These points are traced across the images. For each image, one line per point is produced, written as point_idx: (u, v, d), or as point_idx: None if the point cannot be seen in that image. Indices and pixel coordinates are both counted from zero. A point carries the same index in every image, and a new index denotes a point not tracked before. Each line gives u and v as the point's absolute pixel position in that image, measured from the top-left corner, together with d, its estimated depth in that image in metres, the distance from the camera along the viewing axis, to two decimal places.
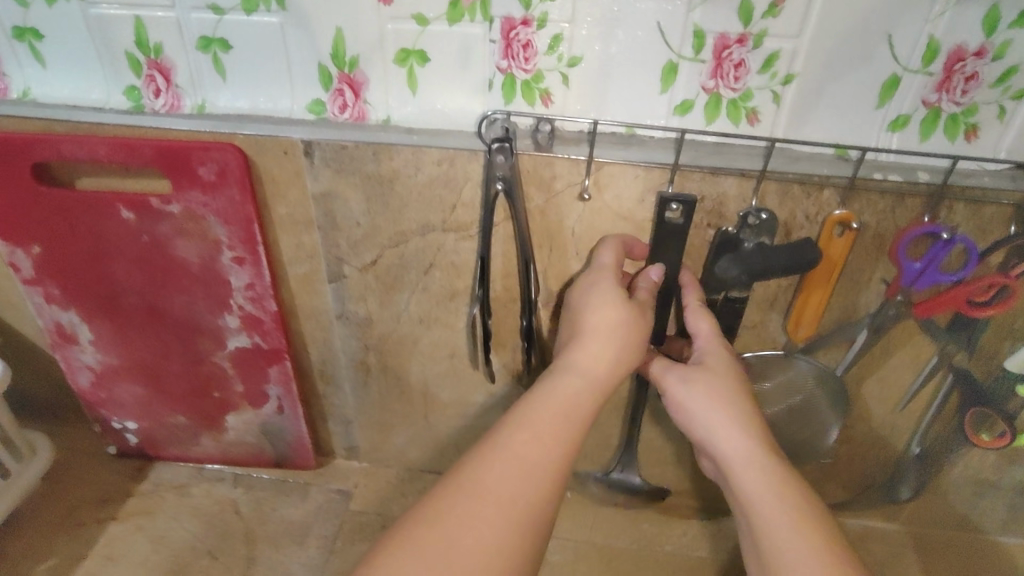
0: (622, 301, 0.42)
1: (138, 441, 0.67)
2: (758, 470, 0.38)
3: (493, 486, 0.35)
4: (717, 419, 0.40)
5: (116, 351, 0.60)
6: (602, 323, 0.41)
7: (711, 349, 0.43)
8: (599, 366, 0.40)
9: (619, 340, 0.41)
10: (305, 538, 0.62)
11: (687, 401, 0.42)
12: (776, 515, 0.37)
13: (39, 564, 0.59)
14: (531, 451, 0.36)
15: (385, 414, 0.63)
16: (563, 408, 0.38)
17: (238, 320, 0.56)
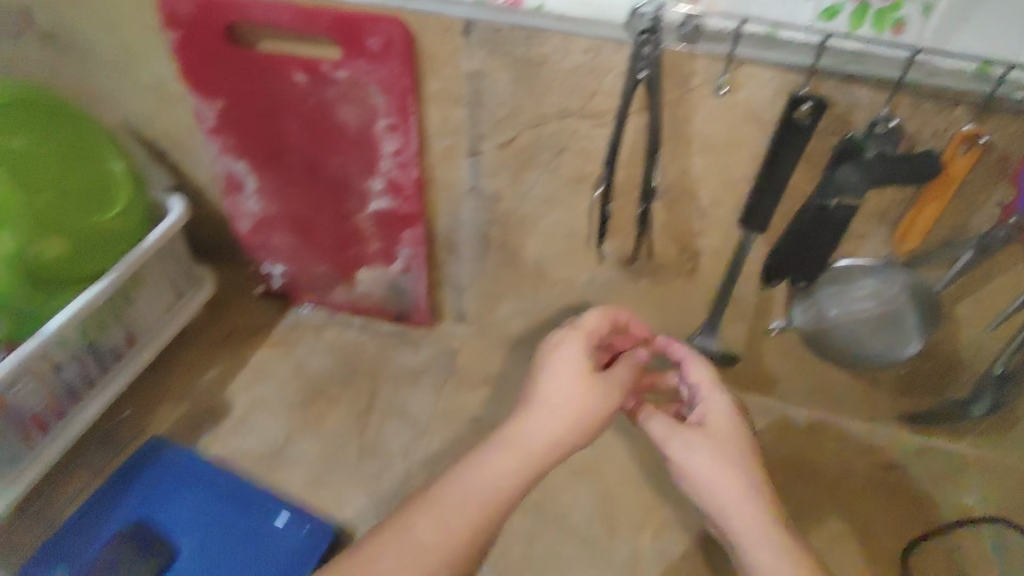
0: (585, 382, 0.49)
1: (283, 284, 0.78)
2: (749, 511, 0.47)
3: (444, 513, 0.46)
4: (718, 469, 0.48)
5: (275, 202, 0.70)
6: (554, 395, 0.49)
7: (714, 407, 0.52)
8: (558, 432, 0.48)
9: (563, 425, 0.48)
10: (419, 380, 0.72)
11: (690, 464, 0.49)
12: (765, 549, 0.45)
13: (204, 375, 0.71)
14: (485, 494, 0.47)
15: (497, 284, 0.70)
16: (493, 484, 0.47)
17: (383, 184, 0.64)
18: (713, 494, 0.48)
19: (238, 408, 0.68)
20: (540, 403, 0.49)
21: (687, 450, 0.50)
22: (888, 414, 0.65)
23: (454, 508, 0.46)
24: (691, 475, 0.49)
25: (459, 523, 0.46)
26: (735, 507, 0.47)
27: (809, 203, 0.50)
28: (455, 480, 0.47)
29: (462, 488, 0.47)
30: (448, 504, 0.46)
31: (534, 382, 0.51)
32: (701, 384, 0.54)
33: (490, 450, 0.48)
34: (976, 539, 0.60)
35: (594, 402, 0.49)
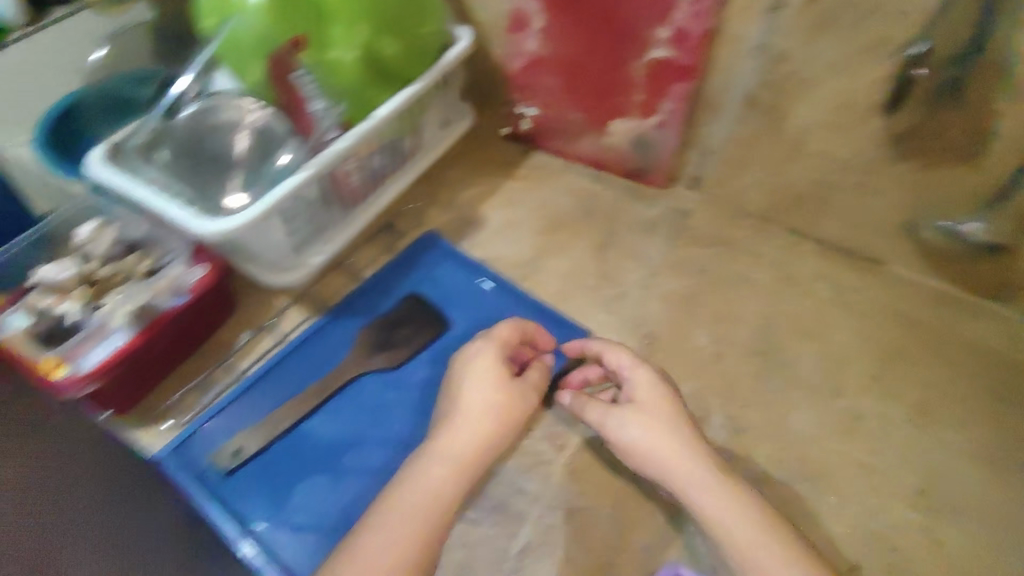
0: (501, 382, 0.55)
1: (532, 127, 0.84)
2: (704, 480, 0.50)
3: (412, 506, 0.48)
4: (659, 440, 0.51)
5: (553, 42, 0.74)
6: (473, 405, 0.53)
7: (638, 378, 0.55)
8: (479, 424, 0.53)
9: (492, 420, 0.53)
10: (654, 231, 0.77)
11: (631, 437, 0.52)
12: (720, 500, 0.49)
13: (462, 193, 0.80)
14: (435, 481, 0.50)
15: (748, 150, 0.72)
16: (439, 484, 0.50)
17: (669, 33, 0.66)
18: (664, 465, 0.51)
19: (493, 223, 0.77)
20: (460, 412, 0.53)
21: (627, 431, 0.52)
22: None
23: (407, 494, 0.49)
24: (635, 450, 0.52)
25: (422, 511, 0.48)
26: (683, 467, 0.50)
27: None
28: (402, 484, 0.50)
29: (401, 482, 0.50)
30: (399, 489, 0.50)
31: (456, 386, 0.55)
32: (622, 366, 0.56)
33: (424, 454, 0.52)
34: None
35: (501, 381, 0.55)
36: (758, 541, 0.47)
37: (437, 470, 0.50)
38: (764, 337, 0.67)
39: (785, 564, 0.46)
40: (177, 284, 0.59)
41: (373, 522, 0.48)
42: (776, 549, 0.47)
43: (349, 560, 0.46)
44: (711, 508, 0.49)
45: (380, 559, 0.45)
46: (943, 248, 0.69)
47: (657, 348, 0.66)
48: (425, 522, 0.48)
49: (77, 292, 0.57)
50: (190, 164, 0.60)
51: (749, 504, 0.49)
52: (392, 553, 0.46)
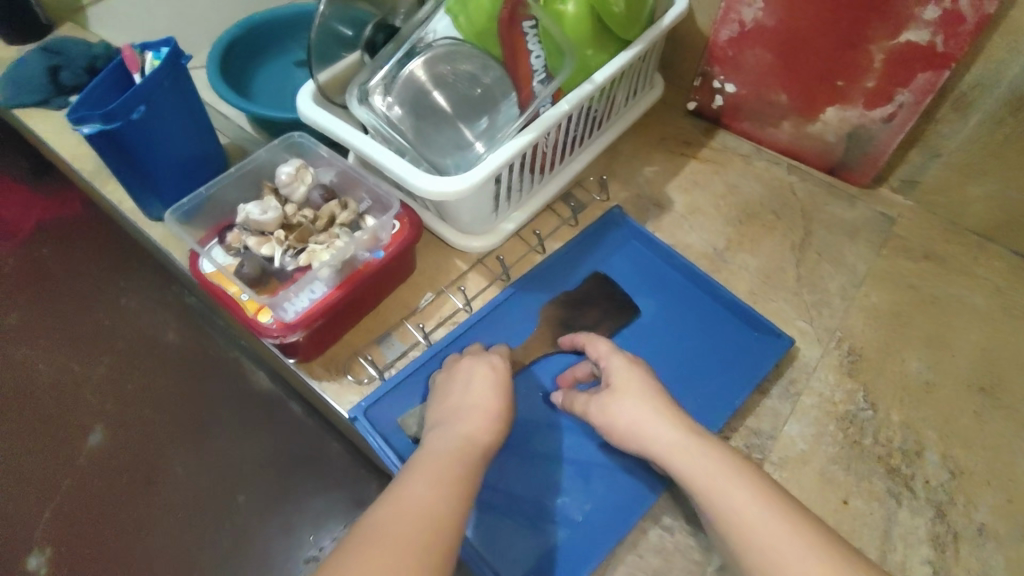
0: (495, 377, 0.52)
1: (723, 105, 0.77)
2: (680, 445, 0.46)
3: (418, 480, 0.42)
4: (658, 419, 0.47)
5: (780, 13, 0.66)
6: (477, 402, 0.49)
7: (614, 363, 0.52)
8: (480, 415, 0.48)
9: (487, 412, 0.49)
10: (855, 234, 0.69)
11: (622, 421, 0.49)
12: (733, 480, 0.43)
13: (646, 168, 0.75)
14: (443, 464, 0.43)
15: (988, 157, 0.64)
16: (443, 459, 0.44)
17: (936, 15, 0.58)
18: (653, 441, 0.47)
19: (678, 207, 0.71)
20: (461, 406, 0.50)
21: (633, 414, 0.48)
22: None
23: (430, 466, 0.43)
24: (640, 436, 0.47)
25: (431, 481, 0.42)
26: (676, 445, 0.46)
27: None
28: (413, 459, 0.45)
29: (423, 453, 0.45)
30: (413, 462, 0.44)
31: (449, 393, 0.51)
32: (604, 354, 0.54)
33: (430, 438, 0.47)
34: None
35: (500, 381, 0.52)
36: (776, 520, 0.40)
37: (451, 443, 0.46)
38: (986, 371, 0.60)
39: (816, 552, 0.38)
40: (375, 239, 0.56)
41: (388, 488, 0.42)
42: (806, 530, 0.39)
43: (370, 517, 0.39)
44: (723, 489, 0.42)
45: (402, 511, 0.39)
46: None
47: (863, 368, 0.60)
48: (446, 491, 0.41)
49: (278, 235, 0.56)
50: (431, 118, 0.57)
51: (760, 482, 0.43)
52: (409, 515, 0.39)
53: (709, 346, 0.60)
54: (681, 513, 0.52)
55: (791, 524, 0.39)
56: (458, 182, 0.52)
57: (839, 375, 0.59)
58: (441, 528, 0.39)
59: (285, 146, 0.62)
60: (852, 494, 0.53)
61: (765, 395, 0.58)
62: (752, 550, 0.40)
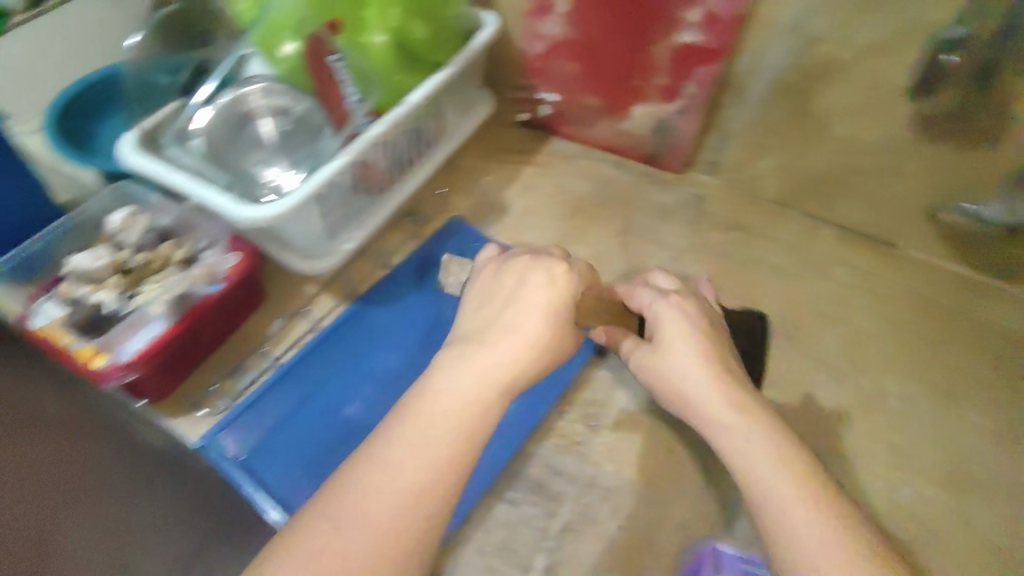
0: (548, 294, 0.47)
1: (549, 114, 0.85)
2: (730, 421, 0.45)
3: (408, 442, 0.41)
4: (706, 386, 0.46)
5: (578, 26, 0.73)
6: (530, 327, 0.45)
7: (660, 310, 0.51)
8: (514, 343, 0.45)
9: (526, 349, 0.45)
10: (671, 216, 0.77)
11: (671, 377, 0.48)
12: (753, 438, 0.44)
13: (484, 176, 0.81)
14: (444, 415, 0.42)
15: (768, 134, 0.73)
16: (446, 412, 0.42)
17: (699, 17, 0.66)
18: (691, 403, 0.46)
19: (514, 210, 0.78)
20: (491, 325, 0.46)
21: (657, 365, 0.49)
22: None
23: (430, 415, 0.42)
24: (670, 386, 0.48)
25: (423, 449, 0.40)
26: (717, 414, 0.45)
27: None
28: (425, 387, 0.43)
29: (439, 387, 0.43)
30: (419, 400, 0.43)
31: (505, 303, 0.47)
32: (653, 300, 0.52)
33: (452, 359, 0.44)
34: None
35: (550, 304, 0.46)
36: (776, 472, 0.42)
37: (471, 379, 0.43)
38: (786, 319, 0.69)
39: (808, 507, 0.40)
40: (213, 272, 0.59)
41: (387, 439, 0.41)
42: (806, 484, 0.41)
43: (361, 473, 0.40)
44: (735, 441, 0.44)
45: (396, 472, 0.39)
46: (960, 235, 0.69)
47: None
48: (443, 449, 0.41)
49: (113, 281, 0.58)
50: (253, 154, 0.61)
51: (779, 445, 0.43)
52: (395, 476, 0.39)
53: None
54: (524, 487, 0.56)
55: (811, 499, 0.40)
56: (268, 209, 0.55)
57: None
58: (424, 497, 0.39)
59: (117, 194, 0.64)
60: (676, 442, 0.58)
61: (599, 367, 0.63)
62: (752, 492, 0.42)
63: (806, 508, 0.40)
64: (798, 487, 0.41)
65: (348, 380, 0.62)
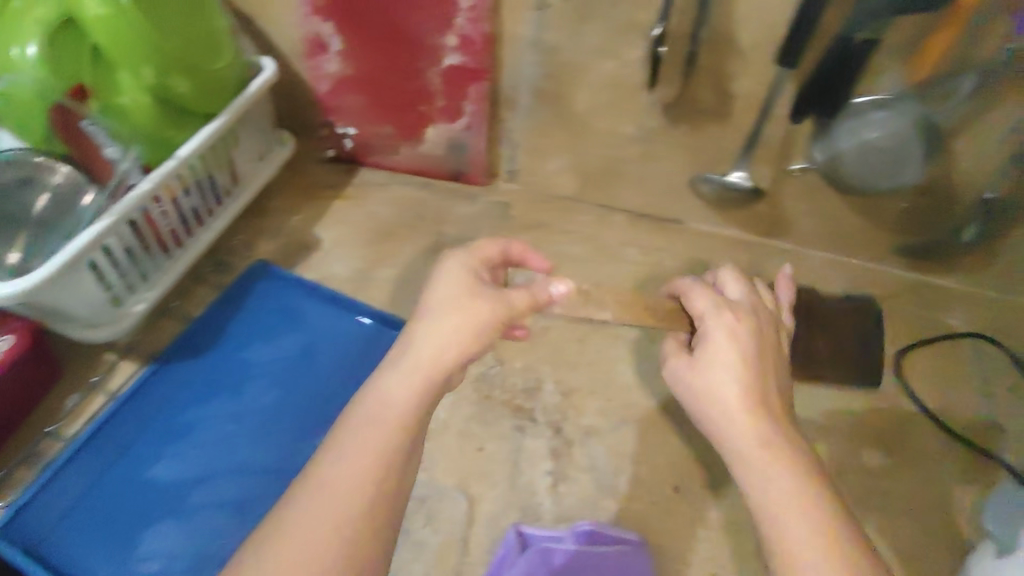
0: (468, 285, 0.47)
1: (353, 146, 0.87)
2: (782, 455, 0.41)
3: (335, 475, 0.38)
4: (741, 404, 0.43)
5: (354, 62, 0.78)
6: (450, 303, 0.46)
7: (712, 323, 0.47)
8: (443, 340, 0.44)
9: (464, 321, 0.45)
10: (478, 226, 0.83)
11: (707, 387, 0.45)
12: (766, 465, 0.41)
13: (292, 216, 0.82)
14: (377, 434, 0.40)
15: (547, 138, 0.79)
16: (375, 437, 0.40)
17: (456, 40, 0.72)
18: (729, 427, 0.43)
19: (324, 243, 0.80)
20: (424, 317, 0.45)
21: (697, 379, 0.45)
22: (878, 250, 0.75)
23: (367, 434, 0.40)
24: (699, 392, 0.45)
25: (356, 475, 0.38)
26: (747, 439, 0.42)
27: (837, 36, 0.58)
28: (370, 399, 0.42)
29: (378, 398, 0.42)
30: (357, 414, 0.41)
31: (427, 300, 0.47)
32: (706, 312, 0.49)
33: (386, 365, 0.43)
34: (945, 355, 0.70)
35: (472, 300, 0.46)
36: (790, 504, 0.39)
37: (410, 384, 0.42)
38: None
39: (822, 546, 0.37)
40: None
41: (325, 456, 0.39)
42: (815, 511, 0.38)
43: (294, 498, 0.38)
44: (752, 469, 0.41)
45: (328, 493, 0.37)
46: (734, 203, 0.77)
47: None
48: (373, 465, 0.39)
49: None
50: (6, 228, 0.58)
51: (797, 472, 0.40)
52: (326, 497, 0.37)
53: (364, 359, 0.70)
54: None
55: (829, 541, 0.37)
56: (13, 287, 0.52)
57: None
58: (352, 523, 0.37)
59: None
60: (486, 440, 0.61)
61: None
62: (762, 524, 0.39)
63: (819, 551, 0.37)
64: (809, 524, 0.38)
65: (151, 441, 0.63)
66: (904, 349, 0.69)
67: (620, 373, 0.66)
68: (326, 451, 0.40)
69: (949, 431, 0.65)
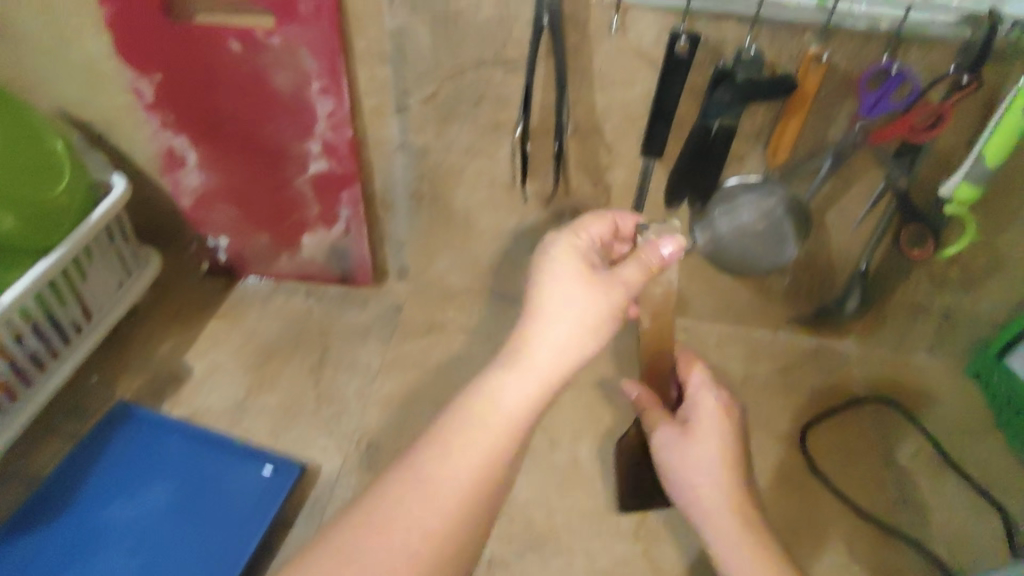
0: (585, 280, 0.45)
1: (228, 258, 0.81)
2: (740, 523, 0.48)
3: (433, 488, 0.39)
4: (717, 479, 0.50)
5: (216, 174, 0.73)
6: (562, 301, 0.44)
7: (705, 400, 0.53)
8: (558, 341, 0.43)
9: (581, 320, 0.43)
10: (367, 336, 0.78)
11: (686, 463, 0.51)
12: (739, 537, 0.48)
13: (160, 347, 0.75)
14: (484, 439, 0.41)
15: (430, 238, 0.76)
16: (479, 454, 0.40)
17: (319, 147, 0.68)
18: (701, 498, 0.50)
19: (196, 373, 0.73)
20: (546, 313, 0.44)
21: (683, 451, 0.51)
22: (774, 322, 0.74)
23: (472, 439, 0.40)
24: (679, 466, 0.51)
25: (447, 493, 0.39)
26: (717, 510, 0.49)
27: (695, 124, 0.56)
28: (485, 397, 0.42)
29: (492, 396, 0.42)
30: (470, 407, 0.42)
31: (543, 284, 0.45)
32: (697, 387, 0.54)
33: (509, 366, 0.43)
34: (843, 425, 0.69)
35: (592, 295, 0.44)
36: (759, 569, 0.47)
37: (529, 396, 0.42)
38: None
39: None
40: None
41: (433, 451, 0.40)
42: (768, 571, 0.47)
43: (396, 487, 0.39)
44: (722, 534, 0.49)
45: (425, 505, 0.38)
46: None
47: (380, 457, 0.66)
48: (468, 480, 0.39)
49: None
50: None
51: (761, 546, 0.48)
52: (428, 494, 0.38)
53: (247, 508, 0.62)
54: None
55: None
56: None
57: (359, 475, 0.65)
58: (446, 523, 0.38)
59: None
60: None
61: None
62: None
63: None
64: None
65: None
66: (840, 448, 0.68)
67: (519, 488, 0.62)
68: (432, 445, 0.40)
69: (860, 512, 0.62)
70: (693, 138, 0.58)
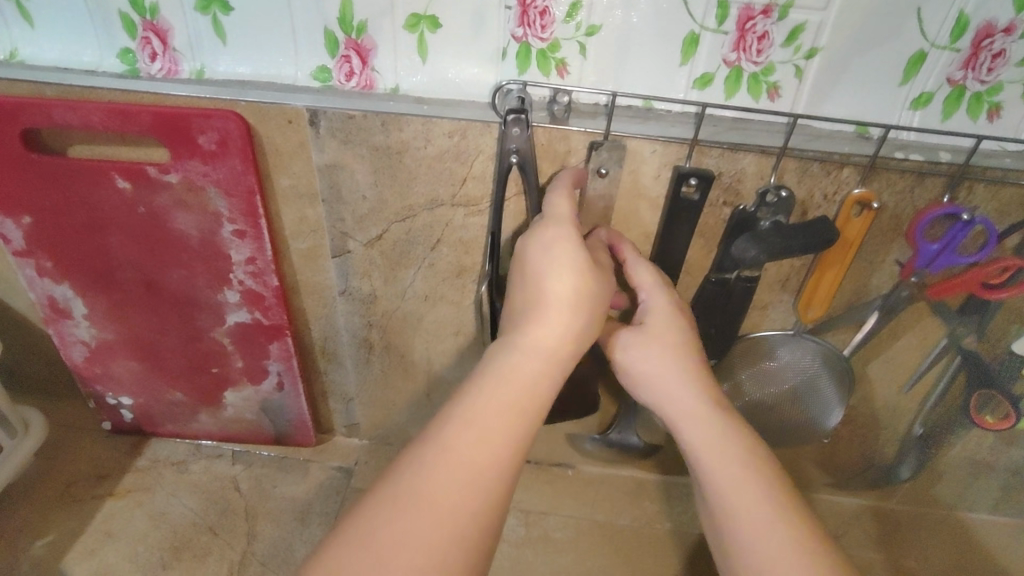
0: (586, 267, 0.35)
1: (134, 417, 0.66)
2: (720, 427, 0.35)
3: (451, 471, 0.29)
4: (671, 379, 0.37)
5: (111, 326, 0.58)
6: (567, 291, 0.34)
7: (654, 304, 0.40)
8: (563, 341, 0.34)
9: (588, 298, 0.35)
10: (306, 515, 0.63)
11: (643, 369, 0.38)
12: (728, 468, 0.34)
13: (35, 542, 0.59)
14: (502, 421, 0.31)
15: (386, 390, 0.63)
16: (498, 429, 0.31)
17: (239, 296, 0.55)
18: (672, 405, 0.37)
19: None
20: (549, 305, 0.34)
21: (645, 360, 0.38)
22: (807, 481, 0.62)
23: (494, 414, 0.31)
24: (643, 375, 0.38)
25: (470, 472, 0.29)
26: (690, 416, 0.36)
27: (708, 277, 0.46)
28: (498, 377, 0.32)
29: (503, 377, 0.32)
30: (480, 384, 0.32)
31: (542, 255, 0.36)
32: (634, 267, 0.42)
33: (507, 348, 0.33)
34: None
35: (593, 290, 0.35)
36: (757, 517, 0.33)
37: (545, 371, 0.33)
38: None
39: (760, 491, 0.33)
40: None
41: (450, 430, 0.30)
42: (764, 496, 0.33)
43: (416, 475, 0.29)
44: (703, 446, 0.35)
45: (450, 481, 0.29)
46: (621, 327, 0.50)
47: None
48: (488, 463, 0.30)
49: None
50: None
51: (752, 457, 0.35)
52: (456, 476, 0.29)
53: None
54: None
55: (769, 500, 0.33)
56: None
57: None
58: (479, 523, 0.28)
59: None
60: None
61: None
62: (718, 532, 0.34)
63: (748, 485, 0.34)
64: (773, 515, 0.32)
65: None
66: None
67: None
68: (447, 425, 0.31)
69: None
70: (706, 293, 0.46)
